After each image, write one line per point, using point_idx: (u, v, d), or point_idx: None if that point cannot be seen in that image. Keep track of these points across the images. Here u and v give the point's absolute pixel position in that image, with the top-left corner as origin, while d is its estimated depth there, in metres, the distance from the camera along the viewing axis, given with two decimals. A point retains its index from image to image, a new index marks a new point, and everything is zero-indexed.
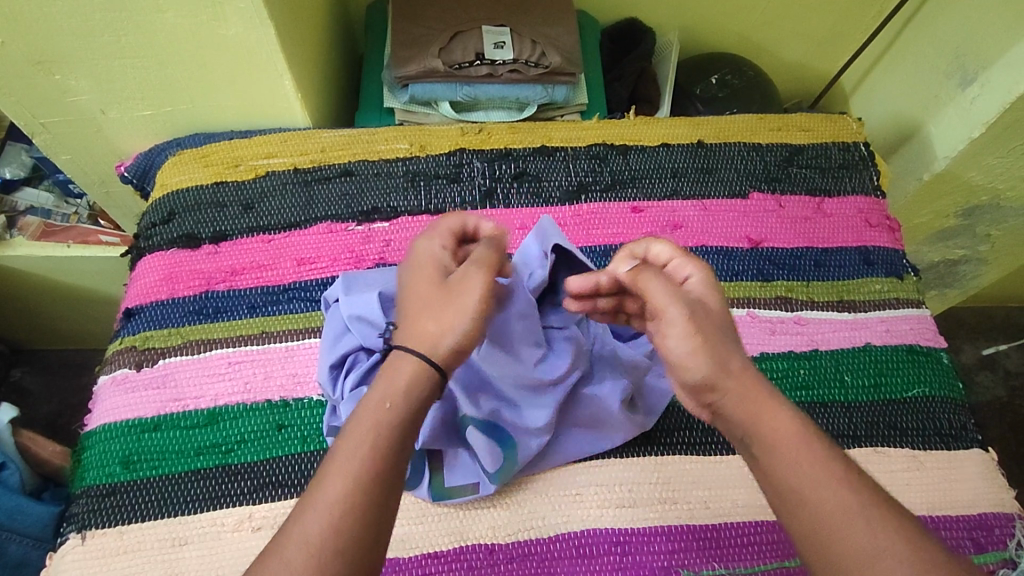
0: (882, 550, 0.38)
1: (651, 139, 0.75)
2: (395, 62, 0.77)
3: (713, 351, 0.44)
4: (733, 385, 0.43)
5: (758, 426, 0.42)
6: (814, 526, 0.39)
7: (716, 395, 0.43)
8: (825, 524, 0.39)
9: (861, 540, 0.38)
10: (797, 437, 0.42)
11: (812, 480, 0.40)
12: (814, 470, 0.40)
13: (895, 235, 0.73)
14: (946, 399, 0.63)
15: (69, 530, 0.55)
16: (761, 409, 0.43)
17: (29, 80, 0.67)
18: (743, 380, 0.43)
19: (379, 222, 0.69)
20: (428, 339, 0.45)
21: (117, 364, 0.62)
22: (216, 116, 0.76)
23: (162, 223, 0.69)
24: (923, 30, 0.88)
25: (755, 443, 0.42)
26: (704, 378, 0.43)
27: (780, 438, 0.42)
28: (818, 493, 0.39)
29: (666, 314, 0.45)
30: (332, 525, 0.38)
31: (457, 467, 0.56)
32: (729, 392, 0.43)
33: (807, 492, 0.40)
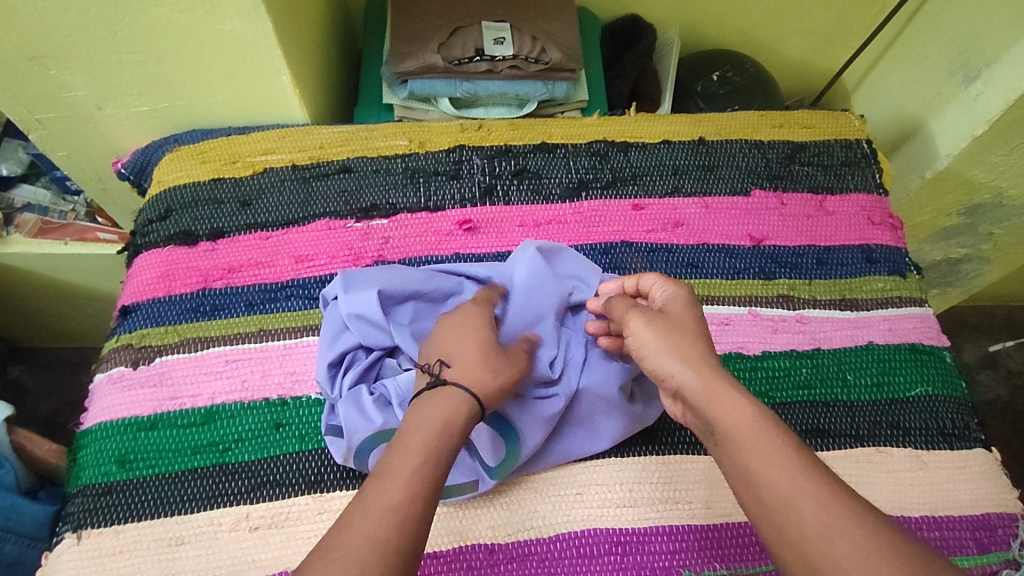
0: (836, 530, 0.38)
1: (652, 136, 0.75)
2: (393, 58, 0.76)
3: (680, 350, 0.48)
4: (687, 374, 0.47)
5: (714, 415, 0.45)
6: (768, 505, 0.40)
7: (676, 389, 0.47)
8: (780, 505, 0.40)
9: (814, 522, 0.38)
10: (752, 421, 0.43)
11: (766, 462, 0.41)
12: (767, 453, 0.42)
13: (898, 233, 0.72)
14: (949, 398, 0.63)
15: (64, 530, 0.54)
16: (721, 398, 0.45)
17: (24, 75, 0.66)
18: (700, 370, 0.47)
19: (378, 219, 0.68)
20: (477, 381, 0.49)
21: (113, 362, 0.61)
22: (213, 111, 0.75)
23: (159, 219, 0.68)
24: (926, 27, 0.88)
25: (718, 433, 0.44)
26: (662, 373, 0.48)
27: (734, 421, 0.44)
28: (769, 475, 0.41)
29: (629, 324, 0.51)
30: (387, 525, 0.39)
31: (455, 465, 0.54)
32: (685, 380, 0.47)
33: (759, 472, 0.41)
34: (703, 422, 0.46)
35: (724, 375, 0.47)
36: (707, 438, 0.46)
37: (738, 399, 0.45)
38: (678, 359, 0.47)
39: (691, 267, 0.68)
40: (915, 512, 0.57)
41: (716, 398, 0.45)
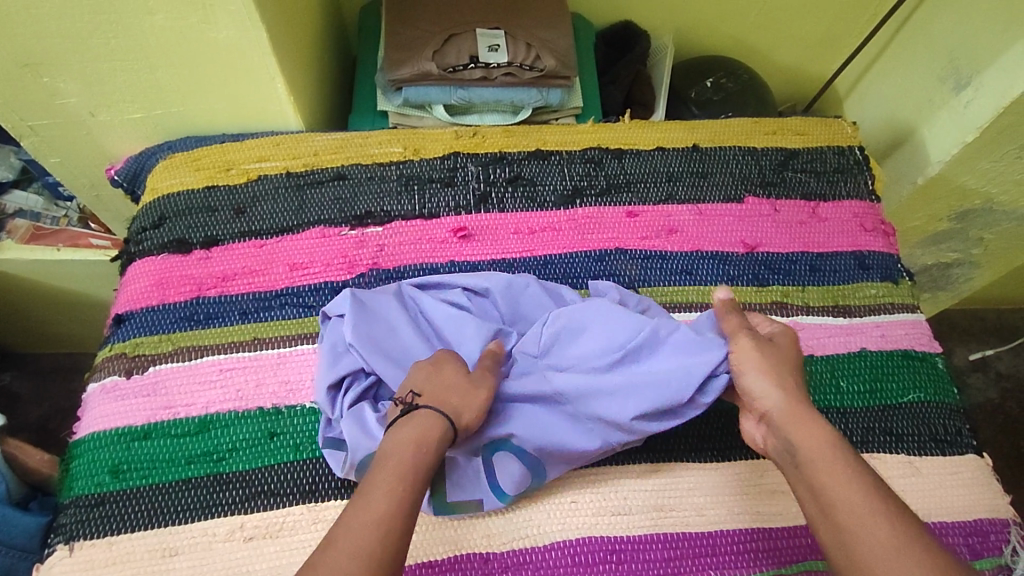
0: (901, 547, 0.42)
1: (646, 143, 0.75)
2: (388, 65, 0.76)
3: (780, 383, 0.53)
4: (779, 401, 0.52)
5: (797, 438, 0.49)
6: (838, 520, 0.44)
7: (762, 409, 0.53)
8: (850, 521, 0.44)
9: (882, 537, 0.43)
10: (831, 450, 0.48)
11: (839, 482, 0.46)
12: (842, 476, 0.46)
13: (890, 239, 0.73)
14: (942, 405, 0.63)
15: (56, 541, 0.54)
16: (804, 425, 0.50)
17: (16, 82, 0.66)
18: (790, 398, 0.52)
19: (373, 226, 0.68)
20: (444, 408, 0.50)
21: (106, 371, 0.61)
22: (207, 119, 0.75)
23: (153, 227, 0.68)
24: (917, 34, 0.88)
25: (797, 455, 0.49)
26: (751, 393, 0.54)
27: (815, 446, 0.48)
28: (844, 495, 0.45)
29: (737, 341, 0.56)
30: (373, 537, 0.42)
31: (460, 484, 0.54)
32: (776, 407, 0.52)
33: (833, 492, 0.46)
34: (785, 446, 0.50)
35: (809, 408, 0.51)
36: (785, 458, 0.50)
37: (820, 429, 0.50)
38: (770, 385, 0.53)
39: (686, 274, 0.68)
40: None
41: (801, 425, 0.50)
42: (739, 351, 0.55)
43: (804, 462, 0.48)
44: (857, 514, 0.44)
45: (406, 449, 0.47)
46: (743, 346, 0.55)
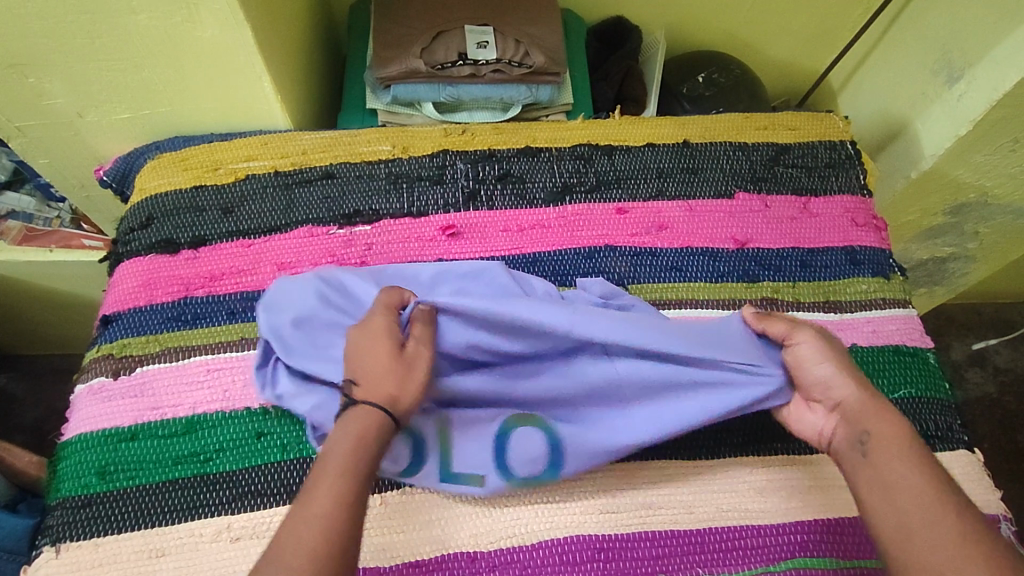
0: (960, 542, 0.43)
1: (637, 139, 0.74)
2: (377, 63, 0.76)
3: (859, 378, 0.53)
4: (855, 393, 0.52)
5: (872, 426, 0.50)
6: (900, 504, 0.46)
7: (834, 397, 0.53)
8: (909, 506, 0.45)
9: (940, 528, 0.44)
10: (904, 442, 0.49)
11: (904, 470, 0.47)
12: (909, 464, 0.47)
13: (882, 234, 0.72)
14: (933, 400, 0.63)
15: (43, 543, 0.54)
16: (880, 414, 0.50)
17: (2, 83, 0.66)
18: (867, 391, 0.52)
19: (361, 225, 0.68)
20: (387, 396, 0.49)
21: (93, 372, 0.61)
22: (196, 118, 0.75)
23: (140, 227, 0.68)
24: (911, 27, 0.88)
25: (870, 440, 0.49)
26: (821, 384, 0.53)
27: (887, 437, 0.49)
28: (908, 481, 0.46)
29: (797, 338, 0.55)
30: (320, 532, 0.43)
31: (467, 453, 0.55)
32: (851, 398, 0.52)
33: (897, 478, 0.47)
34: (855, 433, 0.50)
35: (883, 400, 0.52)
36: (852, 447, 0.50)
37: (890, 420, 0.50)
38: (845, 377, 0.53)
39: (676, 270, 0.68)
40: None
41: (876, 416, 0.50)
42: (802, 347, 0.55)
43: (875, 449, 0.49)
44: (916, 500, 0.45)
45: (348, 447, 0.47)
46: (807, 345, 0.54)
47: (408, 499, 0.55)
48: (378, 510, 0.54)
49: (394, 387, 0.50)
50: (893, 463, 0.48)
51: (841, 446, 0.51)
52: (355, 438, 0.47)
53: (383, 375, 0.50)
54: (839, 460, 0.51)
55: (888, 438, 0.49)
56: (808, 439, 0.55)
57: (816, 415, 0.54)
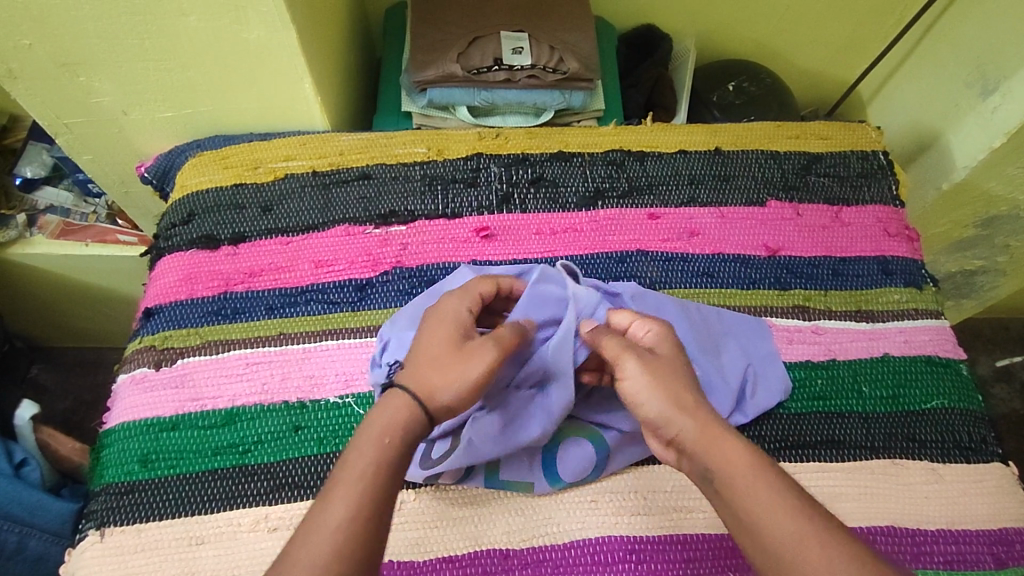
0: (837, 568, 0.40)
1: (668, 146, 0.75)
2: (413, 67, 0.77)
3: (668, 394, 0.49)
4: (688, 426, 0.47)
5: (716, 460, 0.46)
6: (771, 549, 0.42)
7: (670, 436, 0.48)
8: (783, 550, 0.42)
9: (815, 559, 0.41)
10: (752, 469, 0.45)
11: (771, 503, 0.44)
12: (764, 495, 0.44)
13: (915, 244, 0.72)
14: (967, 412, 0.63)
15: (88, 527, 0.55)
16: (718, 441, 0.47)
17: (54, 81, 0.68)
18: (700, 420, 0.48)
19: (396, 226, 0.69)
20: (428, 388, 0.48)
21: (136, 363, 0.62)
22: (237, 118, 0.77)
23: (182, 223, 0.69)
24: (944, 38, 0.88)
25: (718, 480, 0.46)
26: (656, 422, 0.49)
27: (738, 474, 0.45)
28: (772, 521, 0.43)
29: (624, 366, 0.50)
30: (346, 513, 0.42)
31: (514, 460, 0.56)
32: (686, 432, 0.47)
33: (759, 518, 0.43)
34: (703, 472, 0.47)
35: (719, 423, 0.48)
36: (705, 485, 0.47)
37: (736, 446, 0.46)
38: (678, 409, 0.48)
39: (707, 276, 0.68)
40: (930, 526, 0.57)
41: (717, 449, 0.46)
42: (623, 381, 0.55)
43: (728, 488, 0.45)
44: (794, 539, 0.42)
45: (373, 438, 0.46)
46: (633, 371, 0.49)
47: (442, 495, 0.56)
48: (411, 506, 0.55)
49: (438, 380, 0.49)
50: (756, 489, 0.44)
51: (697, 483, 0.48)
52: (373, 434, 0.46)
53: (435, 368, 0.49)
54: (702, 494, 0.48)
55: (733, 464, 0.46)
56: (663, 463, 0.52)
57: (658, 442, 0.52)
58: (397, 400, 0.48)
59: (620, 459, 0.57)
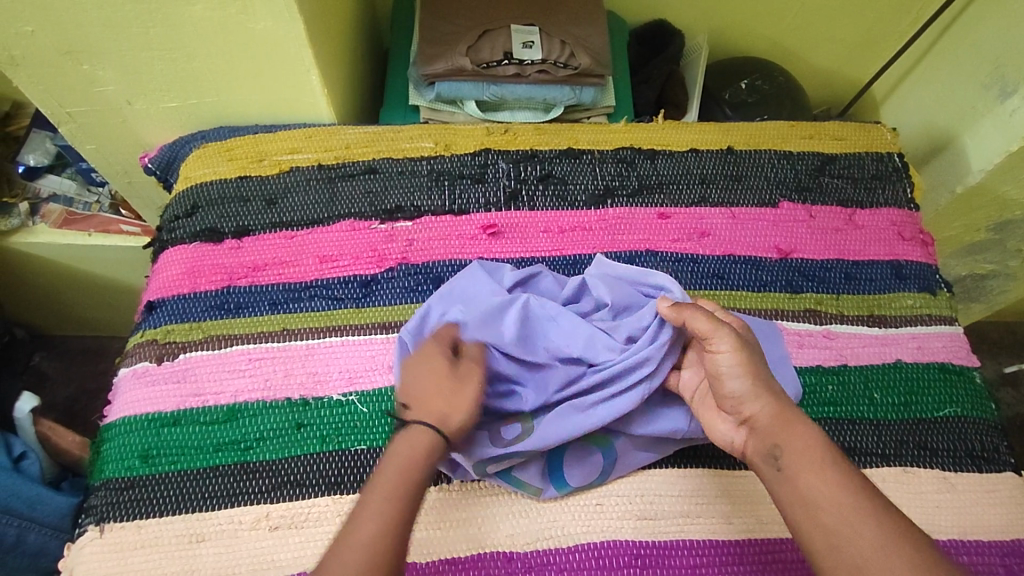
0: (886, 552, 0.40)
1: (680, 144, 0.74)
2: (421, 60, 0.76)
3: (760, 381, 0.50)
4: (765, 406, 0.49)
5: (784, 440, 0.47)
6: (822, 521, 0.43)
7: (745, 413, 0.50)
8: (834, 525, 0.42)
9: (865, 542, 0.41)
10: (816, 452, 0.46)
11: (825, 485, 0.44)
12: (822, 473, 0.44)
13: (929, 248, 0.71)
14: (979, 420, 0.62)
15: (87, 522, 0.55)
16: (790, 424, 0.47)
17: (57, 70, 0.67)
18: (773, 399, 0.49)
19: (403, 221, 0.68)
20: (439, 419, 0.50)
21: (137, 357, 0.61)
22: (242, 109, 0.76)
23: (185, 215, 0.69)
24: (962, 39, 0.86)
25: (784, 457, 0.46)
26: (733, 398, 0.50)
27: (802, 452, 0.46)
28: (827, 496, 0.43)
29: (717, 340, 0.51)
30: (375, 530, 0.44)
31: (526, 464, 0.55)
32: (762, 410, 0.49)
33: (815, 492, 0.44)
34: (771, 449, 0.47)
35: (795, 412, 0.49)
36: (766, 461, 0.47)
37: (804, 429, 0.47)
38: (756, 387, 0.49)
39: (717, 278, 0.67)
40: (941, 535, 0.56)
41: (787, 428, 0.47)
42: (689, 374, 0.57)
43: (791, 467, 0.46)
44: (845, 523, 0.42)
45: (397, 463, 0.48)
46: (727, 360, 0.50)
47: (445, 496, 0.55)
48: None
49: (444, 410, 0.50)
50: (810, 472, 0.45)
51: (755, 460, 0.48)
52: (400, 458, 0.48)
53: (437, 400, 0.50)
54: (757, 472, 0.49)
55: (797, 445, 0.46)
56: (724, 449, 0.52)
57: (724, 422, 0.52)
58: (416, 438, 0.49)
59: (626, 464, 0.56)
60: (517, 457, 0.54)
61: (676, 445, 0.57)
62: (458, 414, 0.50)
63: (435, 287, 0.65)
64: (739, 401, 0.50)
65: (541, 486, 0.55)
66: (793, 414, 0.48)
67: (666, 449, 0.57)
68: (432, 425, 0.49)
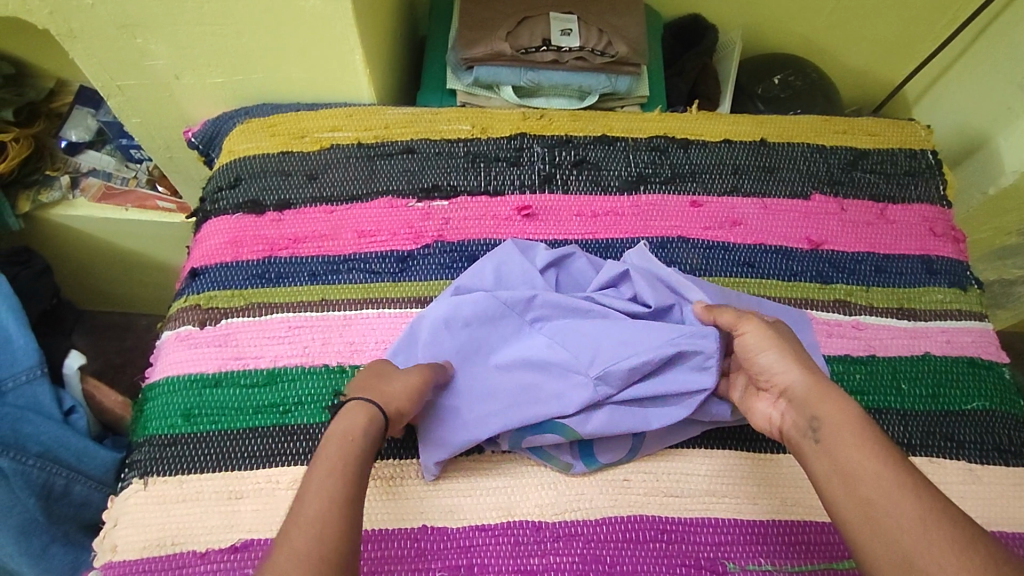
0: (928, 525, 0.41)
1: (713, 135, 0.75)
2: (461, 44, 0.78)
3: (796, 356, 0.52)
4: (799, 378, 0.50)
5: (821, 412, 0.48)
6: (859, 492, 0.43)
7: (781, 386, 0.51)
8: (871, 495, 0.43)
9: (905, 512, 0.41)
10: (855, 425, 0.47)
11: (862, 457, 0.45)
12: (860, 446, 0.45)
13: (960, 245, 0.71)
14: (1007, 415, 0.62)
15: (131, 475, 0.57)
16: (828, 398, 0.49)
17: (111, 43, 0.69)
18: (810, 373, 0.51)
19: (439, 200, 0.69)
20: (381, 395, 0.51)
21: (180, 321, 0.63)
22: (285, 87, 0.77)
23: (229, 187, 0.71)
24: (999, 39, 0.86)
25: (822, 429, 0.47)
26: (767, 371, 0.52)
27: (839, 424, 0.47)
28: (867, 467, 0.44)
29: (743, 326, 0.54)
30: (324, 507, 0.43)
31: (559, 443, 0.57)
32: (796, 382, 0.50)
33: (853, 463, 0.45)
34: (807, 422, 0.49)
35: (833, 386, 0.50)
36: (804, 435, 0.49)
37: (843, 402, 0.48)
38: (791, 361, 0.51)
39: (748, 266, 0.68)
40: None
41: (824, 400, 0.49)
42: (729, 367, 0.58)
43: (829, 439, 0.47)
44: (885, 495, 0.42)
45: (342, 438, 0.48)
46: (755, 338, 0.53)
47: (477, 466, 0.57)
48: (448, 476, 0.56)
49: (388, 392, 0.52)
50: (849, 444, 0.46)
51: (793, 434, 0.50)
52: (343, 429, 0.48)
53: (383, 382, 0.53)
54: (795, 447, 0.50)
55: (835, 418, 0.47)
56: (763, 429, 0.54)
57: (764, 403, 0.53)
58: (361, 412, 0.49)
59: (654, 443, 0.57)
60: (547, 436, 0.56)
61: (702, 427, 0.59)
62: (401, 396, 0.52)
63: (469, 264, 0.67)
64: (773, 376, 0.52)
65: (572, 462, 0.56)
66: (834, 390, 0.49)
67: (693, 430, 0.58)
68: (370, 398, 0.50)
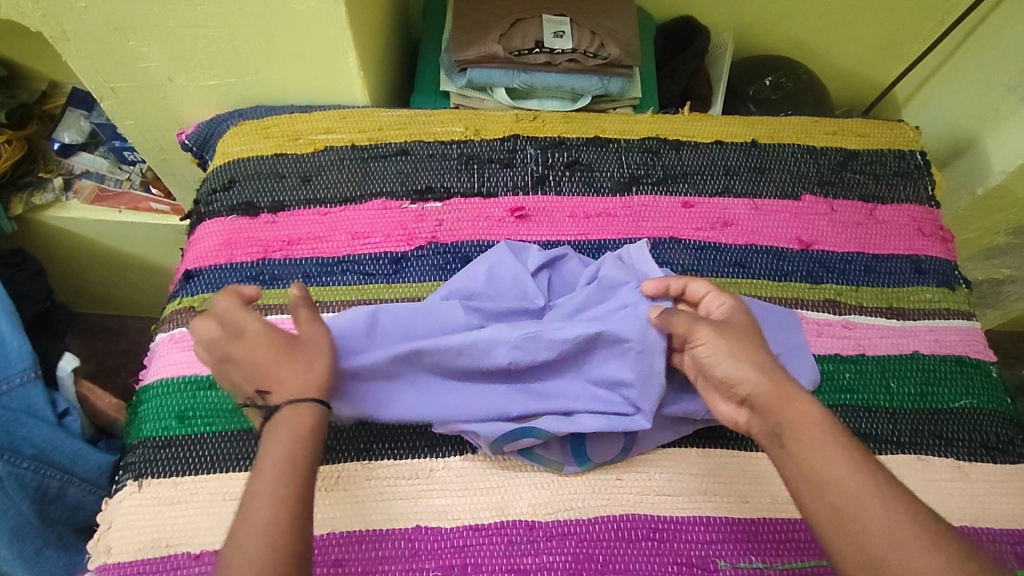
0: (895, 530, 0.42)
1: (705, 136, 0.75)
2: (455, 46, 0.78)
3: (752, 360, 0.50)
4: (759, 385, 0.49)
5: (784, 419, 0.47)
6: (827, 499, 0.44)
7: (742, 394, 0.50)
8: (840, 501, 0.44)
9: (875, 515, 0.42)
10: (819, 429, 0.47)
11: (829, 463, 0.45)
12: (825, 453, 0.45)
13: (948, 245, 0.72)
14: (994, 413, 0.63)
15: (125, 478, 0.57)
16: (790, 402, 0.48)
17: (105, 45, 0.69)
18: (767, 376, 0.49)
19: (432, 202, 0.70)
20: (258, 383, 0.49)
21: (175, 323, 0.64)
22: (279, 89, 0.78)
23: (223, 189, 0.71)
24: (987, 41, 0.87)
25: (786, 437, 0.47)
26: (726, 382, 0.50)
27: (803, 430, 0.47)
28: (833, 474, 0.44)
29: (698, 334, 0.52)
30: (272, 510, 0.44)
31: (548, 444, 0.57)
32: (756, 389, 0.49)
33: (818, 470, 0.45)
34: (772, 430, 0.48)
35: (792, 388, 0.49)
36: (771, 441, 0.48)
37: (807, 407, 0.48)
38: (745, 364, 0.50)
39: (739, 266, 0.68)
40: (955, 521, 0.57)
41: (786, 406, 0.48)
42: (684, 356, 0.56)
43: (795, 445, 0.46)
44: (859, 498, 0.43)
45: (285, 439, 0.47)
46: (713, 347, 0.51)
47: (471, 466, 0.57)
48: (443, 476, 0.56)
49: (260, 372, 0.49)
50: (815, 451, 0.46)
51: (761, 440, 0.49)
52: (282, 432, 0.48)
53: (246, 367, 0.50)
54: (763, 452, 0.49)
55: (798, 424, 0.47)
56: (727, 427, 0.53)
57: (723, 404, 0.52)
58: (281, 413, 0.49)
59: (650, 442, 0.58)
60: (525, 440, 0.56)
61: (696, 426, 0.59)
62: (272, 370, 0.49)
63: (463, 266, 0.67)
64: (732, 385, 0.50)
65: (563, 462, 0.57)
66: (795, 392, 0.49)
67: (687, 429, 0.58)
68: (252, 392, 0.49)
